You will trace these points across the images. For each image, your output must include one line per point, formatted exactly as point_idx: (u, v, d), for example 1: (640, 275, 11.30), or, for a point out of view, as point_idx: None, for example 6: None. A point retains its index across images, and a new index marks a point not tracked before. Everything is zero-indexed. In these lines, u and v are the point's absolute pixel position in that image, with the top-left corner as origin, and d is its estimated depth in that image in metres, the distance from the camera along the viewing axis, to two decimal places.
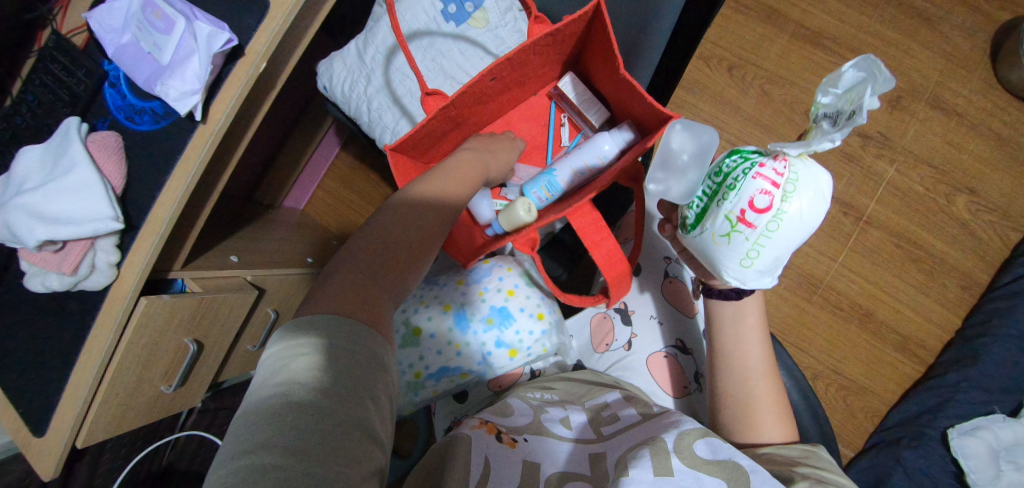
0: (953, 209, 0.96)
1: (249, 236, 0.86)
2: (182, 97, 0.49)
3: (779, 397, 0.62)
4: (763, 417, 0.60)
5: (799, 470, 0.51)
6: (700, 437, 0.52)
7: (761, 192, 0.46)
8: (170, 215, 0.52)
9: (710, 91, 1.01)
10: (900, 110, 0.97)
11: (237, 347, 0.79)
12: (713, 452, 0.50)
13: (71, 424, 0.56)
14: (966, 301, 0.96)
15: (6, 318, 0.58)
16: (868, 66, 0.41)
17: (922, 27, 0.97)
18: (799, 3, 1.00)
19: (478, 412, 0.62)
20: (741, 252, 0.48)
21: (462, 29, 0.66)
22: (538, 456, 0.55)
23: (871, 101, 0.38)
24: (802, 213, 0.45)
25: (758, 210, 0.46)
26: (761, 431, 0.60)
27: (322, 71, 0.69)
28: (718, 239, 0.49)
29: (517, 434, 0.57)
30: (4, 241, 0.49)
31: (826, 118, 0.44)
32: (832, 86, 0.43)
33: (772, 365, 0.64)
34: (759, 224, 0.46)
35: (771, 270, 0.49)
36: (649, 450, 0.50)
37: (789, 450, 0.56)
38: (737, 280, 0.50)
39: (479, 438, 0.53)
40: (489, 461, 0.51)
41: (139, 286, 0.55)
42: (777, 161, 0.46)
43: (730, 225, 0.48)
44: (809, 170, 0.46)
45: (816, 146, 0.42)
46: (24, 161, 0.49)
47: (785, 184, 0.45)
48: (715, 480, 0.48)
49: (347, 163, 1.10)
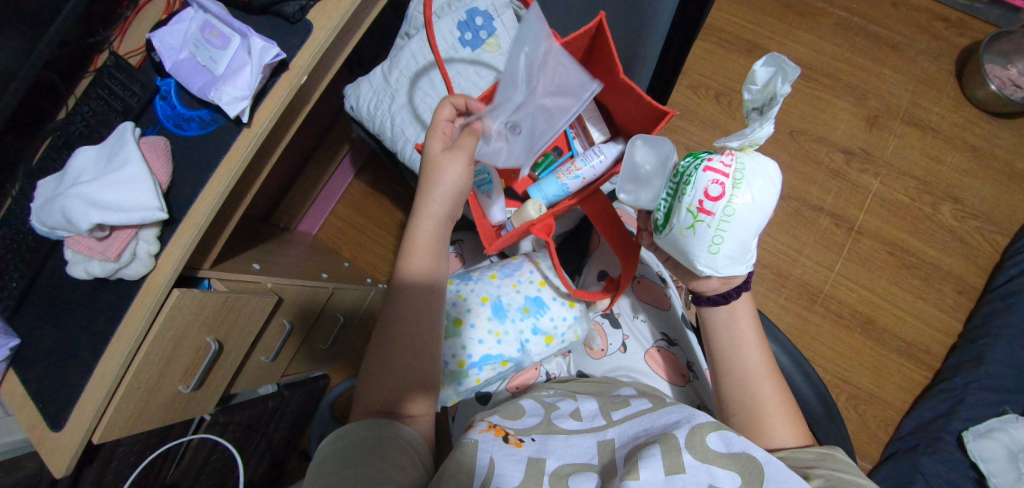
0: (940, 217, 1.01)
1: (266, 250, 0.89)
2: (232, 101, 0.54)
3: (785, 395, 0.61)
4: (773, 419, 0.58)
5: (813, 471, 0.49)
6: (713, 430, 0.49)
7: (713, 182, 0.48)
8: (210, 209, 0.56)
9: (699, 116, 1.09)
10: (878, 128, 1.05)
11: (251, 359, 0.79)
12: (726, 445, 0.47)
13: (91, 417, 0.56)
14: (964, 305, 0.99)
15: (40, 313, 0.61)
16: (775, 62, 0.45)
17: (890, 54, 1.07)
18: (776, 36, 1.10)
19: (488, 417, 0.62)
20: (707, 240, 0.48)
21: (476, 54, 0.71)
22: (545, 453, 0.53)
23: (784, 91, 0.44)
24: (754, 200, 0.47)
25: (713, 198, 0.47)
26: (774, 435, 0.58)
27: (350, 93, 0.75)
28: (684, 231, 0.50)
29: (524, 435, 0.56)
30: (58, 227, 0.53)
31: (755, 111, 0.49)
32: (750, 84, 0.48)
33: (773, 368, 0.63)
34: (717, 211, 0.47)
35: (741, 257, 0.49)
36: (660, 449, 0.47)
37: (804, 454, 0.53)
38: (710, 269, 0.50)
39: (484, 443, 0.53)
40: (493, 461, 0.50)
41: (174, 277, 0.58)
42: (724, 155, 0.49)
43: (692, 216, 0.49)
44: (756, 161, 0.48)
45: (753, 135, 0.47)
46: (80, 159, 0.55)
47: (733, 175, 0.47)
48: (728, 473, 0.45)
49: (359, 189, 1.15)
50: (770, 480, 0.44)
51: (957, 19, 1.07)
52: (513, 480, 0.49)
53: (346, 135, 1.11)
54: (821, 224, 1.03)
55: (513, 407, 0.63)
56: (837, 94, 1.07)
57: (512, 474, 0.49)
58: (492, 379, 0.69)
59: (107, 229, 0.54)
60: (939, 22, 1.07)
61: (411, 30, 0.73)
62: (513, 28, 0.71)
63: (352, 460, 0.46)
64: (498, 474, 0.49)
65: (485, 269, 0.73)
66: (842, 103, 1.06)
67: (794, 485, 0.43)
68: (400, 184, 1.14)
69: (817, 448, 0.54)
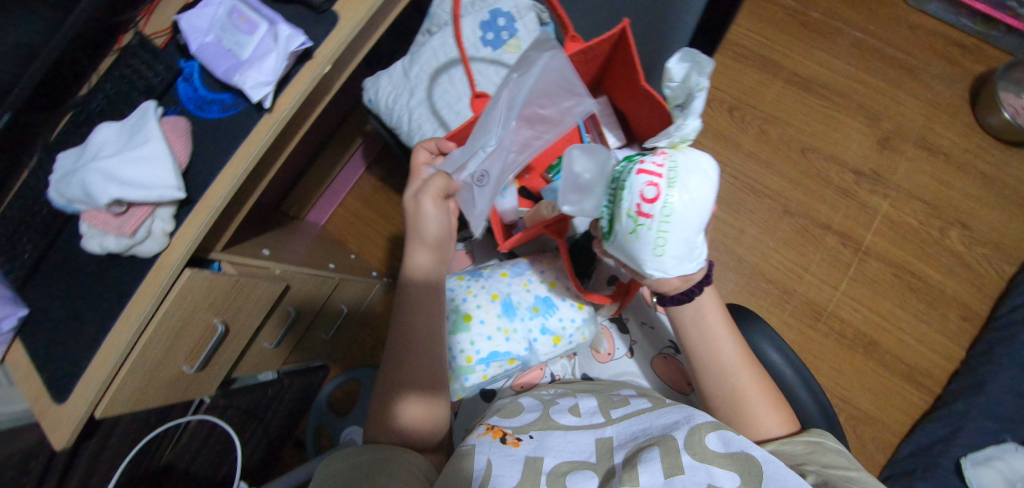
0: (947, 242, 1.01)
1: (275, 237, 0.90)
2: (257, 86, 0.55)
3: (766, 381, 0.60)
4: (757, 410, 0.58)
5: (807, 468, 0.49)
6: (712, 430, 0.49)
7: (648, 183, 0.45)
8: (227, 192, 0.57)
9: (712, 129, 1.09)
10: (890, 149, 1.05)
11: (255, 344, 0.80)
12: (725, 444, 0.48)
13: (95, 392, 0.56)
14: (968, 331, 0.98)
15: (51, 286, 0.61)
16: (689, 57, 0.46)
17: (905, 77, 1.07)
18: (792, 54, 1.10)
19: (487, 419, 0.62)
20: (650, 243, 0.46)
21: (497, 54, 0.71)
22: (542, 452, 0.53)
23: (703, 83, 0.45)
24: (691, 197, 0.44)
25: (649, 201, 0.45)
26: (760, 424, 0.58)
27: (369, 86, 0.75)
28: (628, 237, 0.47)
29: (522, 434, 0.56)
30: (76, 200, 0.54)
31: (678, 106, 0.49)
32: (669, 81, 0.48)
33: (748, 354, 0.62)
34: (655, 213, 0.45)
35: (688, 254, 0.47)
36: (660, 450, 0.47)
37: (795, 446, 0.53)
38: (659, 271, 0.48)
39: (481, 446, 0.53)
40: (490, 462, 0.51)
41: (187, 256, 0.58)
42: (656, 155, 0.47)
43: (632, 221, 0.46)
44: (688, 156, 0.46)
45: (680, 132, 0.46)
46: (101, 135, 0.55)
47: (667, 174, 0.45)
48: (727, 473, 0.45)
49: (369, 182, 1.16)
50: (769, 480, 0.44)
51: (973, 46, 1.07)
52: (511, 482, 0.49)
53: (360, 128, 1.11)
54: (828, 242, 1.03)
55: (512, 406, 0.63)
56: (850, 113, 1.07)
57: (508, 476, 0.49)
58: (498, 375, 0.69)
59: (124, 204, 0.54)
60: (954, 48, 1.07)
61: (433, 27, 0.74)
62: (534, 30, 0.72)
63: (354, 467, 0.48)
64: (496, 474, 0.50)
65: (496, 267, 0.73)
66: (854, 123, 1.07)
67: (792, 482, 0.44)
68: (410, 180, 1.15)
69: (805, 436, 0.54)
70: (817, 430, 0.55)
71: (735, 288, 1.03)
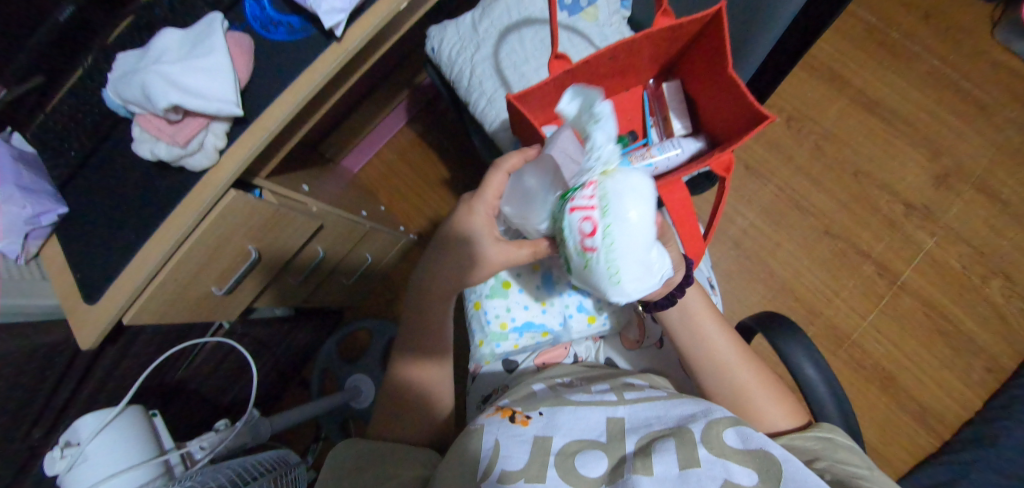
0: (987, 291, 0.98)
1: (312, 175, 0.89)
2: (330, 12, 0.53)
3: (762, 374, 0.58)
4: (761, 404, 0.56)
5: (816, 465, 0.47)
6: (731, 425, 0.47)
7: (583, 218, 0.39)
8: (283, 116, 0.55)
9: (766, 137, 1.06)
10: (946, 187, 1.01)
11: (282, 278, 0.79)
12: (743, 440, 0.45)
13: (126, 298, 0.56)
14: (990, 383, 0.96)
15: (95, 186, 0.60)
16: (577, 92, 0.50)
17: (977, 115, 1.03)
18: (863, 72, 1.06)
19: (498, 399, 0.60)
20: (604, 277, 0.39)
21: (573, 20, 0.68)
22: (551, 431, 0.51)
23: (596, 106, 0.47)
24: (632, 219, 0.37)
25: (589, 235, 0.39)
26: (768, 418, 0.56)
27: (433, 34, 0.72)
28: (583, 273, 0.41)
29: (532, 411, 0.54)
30: (133, 102, 0.53)
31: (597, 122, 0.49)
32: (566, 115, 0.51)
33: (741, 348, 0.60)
34: (599, 247, 0.38)
35: (650, 272, 0.39)
36: (675, 442, 0.46)
37: (804, 441, 0.51)
38: (625, 298, 0.41)
39: (490, 426, 0.52)
40: (498, 443, 0.50)
41: (234, 176, 0.57)
42: (586, 185, 0.40)
43: (582, 258, 0.40)
44: (620, 176, 0.38)
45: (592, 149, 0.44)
46: (164, 40, 0.54)
47: (600, 203, 0.38)
48: (745, 470, 0.43)
49: (409, 137, 1.14)
50: (788, 481, 0.42)
51: None
52: (518, 465, 0.48)
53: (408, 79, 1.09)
54: (864, 271, 1.01)
55: (524, 388, 0.60)
56: (912, 143, 1.03)
57: (516, 457, 0.48)
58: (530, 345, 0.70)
59: (180, 113, 0.53)
60: None
61: None
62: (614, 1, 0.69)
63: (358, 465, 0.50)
64: (503, 457, 0.48)
65: None
66: (915, 154, 1.03)
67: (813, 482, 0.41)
68: (450, 140, 1.13)
69: (815, 431, 0.52)
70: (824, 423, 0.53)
71: (762, 301, 1.01)
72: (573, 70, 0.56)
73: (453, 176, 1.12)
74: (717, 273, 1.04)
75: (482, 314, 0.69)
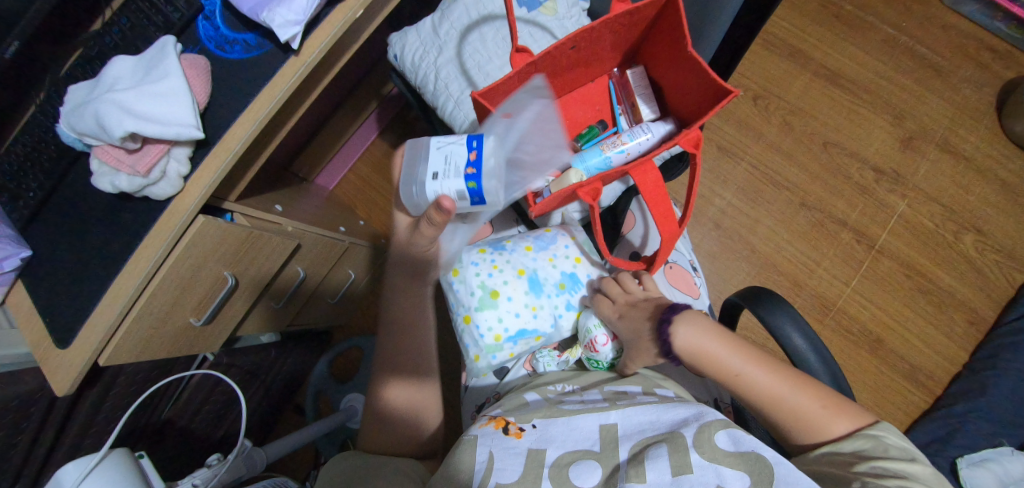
0: (961, 247, 1.01)
1: (286, 196, 0.87)
2: (285, 25, 0.52)
3: (809, 382, 0.49)
4: (813, 414, 0.47)
5: (857, 470, 0.41)
6: (722, 428, 0.47)
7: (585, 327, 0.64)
8: (246, 135, 0.54)
9: (735, 117, 1.07)
10: (912, 149, 1.04)
11: (261, 303, 0.77)
12: (735, 443, 0.46)
13: (100, 338, 0.54)
14: (973, 335, 0.99)
15: (57, 225, 0.58)
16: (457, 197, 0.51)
17: (933, 77, 1.06)
18: (822, 46, 1.08)
19: (489, 410, 0.60)
20: None
21: (532, 16, 0.68)
22: (545, 443, 0.52)
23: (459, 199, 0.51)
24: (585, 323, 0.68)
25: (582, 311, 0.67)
26: (827, 426, 0.46)
27: (395, 41, 0.71)
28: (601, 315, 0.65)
29: (525, 422, 0.54)
30: (87, 135, 0.51)
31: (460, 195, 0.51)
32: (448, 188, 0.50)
33: (774, 364, 0.51)
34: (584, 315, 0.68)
35: None
36: (668, 449, 0.47)
37: (855, 443, 0.44)
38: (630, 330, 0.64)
39: (483, 437, 0.53)
40: (492, 455, 0.51)
41: (201, 202, 0.55)
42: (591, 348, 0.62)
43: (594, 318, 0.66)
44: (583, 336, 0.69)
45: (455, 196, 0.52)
46: (117, 68, 0.52)
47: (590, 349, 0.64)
48: (737, 473, 0.43)
49: (382, 149, 1.13)
50: (781, 481, 0.41)
51: (1006, 51, 1.06)
52: (512, 478, 0.49)
53: (376, 91, 1.08)
54: (842, 239, 1.03)
55: (518, 399, 0.60)
56: (875, 110, 1.06)
57: (510, 470, 0.49)
58: (523, 352, 0.66)
59: (139, 141, 0.51)
60: (986, 52, 1.06)
61: None
62: None
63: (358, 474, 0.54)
64: (497, 468, 0.50)
65: (520, 240, 0.69)
66: (878, 121, 1.06)
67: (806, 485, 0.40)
68: None
69: (866, 430, 0.44)
70: (881, 423, 0.45)
71: (747, 278, 1.02)
72: (536, 63, 0.56)
73: None
74: (701, 255, 1.04)
75: (473, 328, 0.64)
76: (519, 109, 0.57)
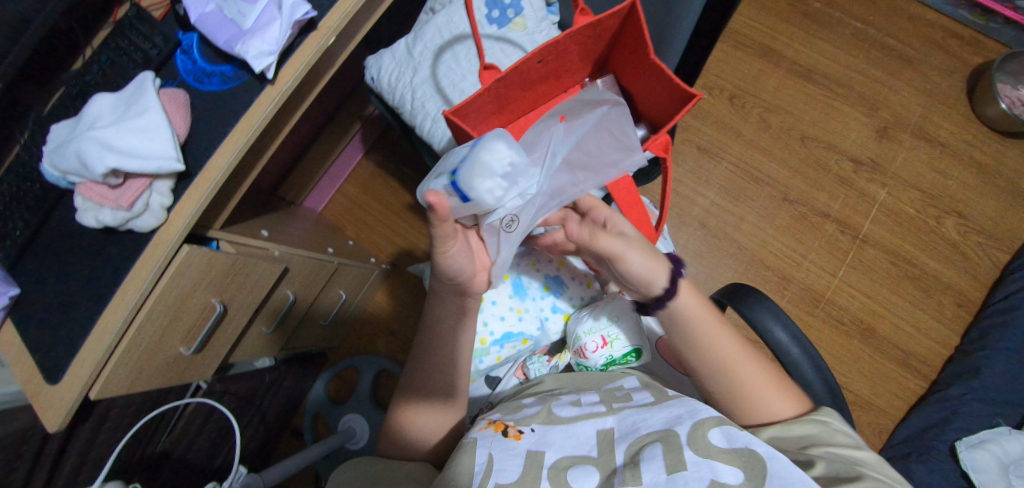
0: (943, 231, 1.02)
1: (273, 221, 0.88)
2: (259, 56, 0.53)
3: (765, 364, 0.56)
4: (762, 393, 0.54)
5: (812, 452, 0.46)
6: (716, 425, 0.47)
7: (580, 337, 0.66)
8: (227, 164, 0.55)
9: (713, 118, 1.09)
10: (888, 138, 1.06)
11: (252, 328, 0.78)
12: (729, 440, 0.45)
13: (89, 371, 0.54)
14: (963, 317, 1.00)
15: (45, 262, 0.59)
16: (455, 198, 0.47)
17: (903, 67, 1.08)
18: (792, 43, 1.11)
19: (488, 413, 0.59)
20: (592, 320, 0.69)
21: (503, 32, 0.70)
22: (544, 446, 0.50)
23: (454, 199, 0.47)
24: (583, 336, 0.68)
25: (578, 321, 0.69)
26: (770, 407, 0.53)
27: (371, 64, 0.73)
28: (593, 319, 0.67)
29: (524, 426, 0.53)
30: (70, 172, 0.52)
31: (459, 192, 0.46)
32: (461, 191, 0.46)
33: (742, 343, 0.57)
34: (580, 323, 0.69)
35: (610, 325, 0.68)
36: (662, 447, 0.45)
37: (804, 427, 0.49)
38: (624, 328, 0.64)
39: (483, 440, 0.51)
40: (492, 457, 0.49)
41: (185, 231, 0.56)
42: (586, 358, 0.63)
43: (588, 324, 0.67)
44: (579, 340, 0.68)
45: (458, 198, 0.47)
46: (98, 105, 0.53)
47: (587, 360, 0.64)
48: (731, 469, 0.43)
49: (368, 169, 1.14)
50: (773, 477, 0.41)
51: (972, 38, 1.08)
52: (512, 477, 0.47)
53: (358, 113, 1.10)
54: (826, 230, 1.04)
55: (515, 403, 0.59)
56: (849, 103, 1.08)
57: (511, 469, 0.48)
58: (512, 355, 0.70)
59: (120, 175, 0.52)
60: (952, 39, 1.08)
61: (437, 5, 0.72)
62: (540, 8, 0.71)
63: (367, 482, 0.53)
64: (497, 469, 0.48)
65: None
66: (853, 112, 1.08)
67: (798, 478, 0.41)
68: (409, 165, 1.13)
69: (814, 415, 0.50)
70: (826, 409, 0.51)
71: (735, 275, 1.04)
72: (506, 78, 0.58)
73: (417, 200, 1.13)
74: (688, 254, 1.05)
75: None
76: (578, 115, 0.56)
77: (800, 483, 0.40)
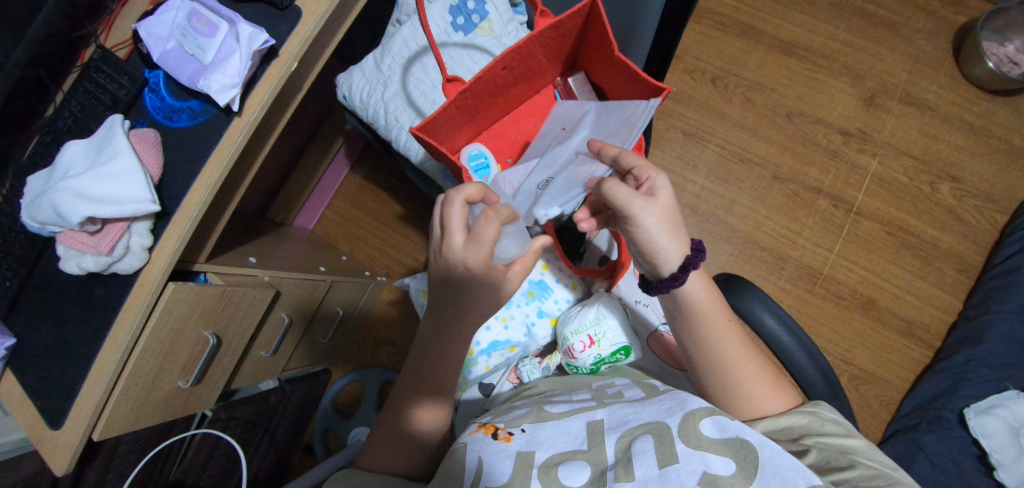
0: (938, 196, 1.01)
1: (263, 246, 0.88)
2: (222, 90, 0.53)
3: (765, 362, 0.55)
4: (757, 393, 0.53)
5: (804, 442, 0.47)
6: (707, 415, 0.47)
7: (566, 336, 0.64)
8: (202, 201, 0.56)
9: (696, 101, 1.08)
10: (876, 107, 1.04)
11: (250, 354, 0.79)
12: (720, 430, 0.45)
13: (89, 415, 0.55)
14: (963, 283, 0.99)
15: (37, 310, 0.60)
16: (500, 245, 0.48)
17: (887, 33, 1.06)
18: (771, 18, 1.09)
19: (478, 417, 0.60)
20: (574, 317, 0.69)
21: (469, 39, 0.70)
22: (535, 445, 0.50)
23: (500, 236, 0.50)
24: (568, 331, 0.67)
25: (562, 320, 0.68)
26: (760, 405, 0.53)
27: (342, 81, 0.72)
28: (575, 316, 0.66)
29: (514, 427, 0.53)
30: (49, 222, 0.52)
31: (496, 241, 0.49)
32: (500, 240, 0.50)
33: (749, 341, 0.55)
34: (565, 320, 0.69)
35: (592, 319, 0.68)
36: (653, 440, 0.46)
37: (792, 418, 0.51)
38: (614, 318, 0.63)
39: (472, 444, 0.52)
40: (482, 460, 0.49)
41: (170, 269, 0.57)
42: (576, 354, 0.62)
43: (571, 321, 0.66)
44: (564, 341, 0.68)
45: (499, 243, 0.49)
46: (70, 153, 0.54)
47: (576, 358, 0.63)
48: (723, 460, 0.42)
49: (355, 183, 1.15)
50: (766, 466, 0.41)
51: None
52: (501, 479, 0.48)
53: (340, 128, 1.10)
54: (820, 206, 1.03)
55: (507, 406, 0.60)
56: (833, 74, 1.06)
57: (500, 472, 0.48)
58: (501, 364, 0.71)
59: (99, 222, 0.53)
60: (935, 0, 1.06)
61: (402, 16, 0.72)
62: (505, 11, 0.70)
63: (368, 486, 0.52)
64: (488, 471, 0.48)
65: None
66: (838, 84, 1.06)
67: (788, 466, 0.41)
68: (396, 176, 1.13)
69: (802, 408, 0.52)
70: (814, 403, 0.53)
71: (731, 259, 1.03)
72: (470, 89, 0.58)
73: (406, 209, 1.13)
74: None
75: None
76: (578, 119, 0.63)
77: (791, 472, 0.40)
